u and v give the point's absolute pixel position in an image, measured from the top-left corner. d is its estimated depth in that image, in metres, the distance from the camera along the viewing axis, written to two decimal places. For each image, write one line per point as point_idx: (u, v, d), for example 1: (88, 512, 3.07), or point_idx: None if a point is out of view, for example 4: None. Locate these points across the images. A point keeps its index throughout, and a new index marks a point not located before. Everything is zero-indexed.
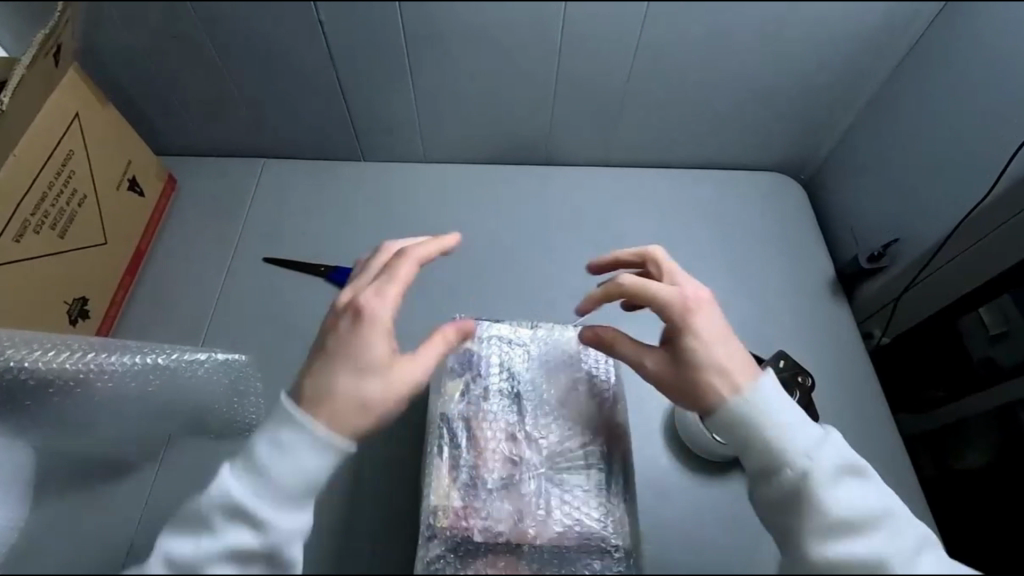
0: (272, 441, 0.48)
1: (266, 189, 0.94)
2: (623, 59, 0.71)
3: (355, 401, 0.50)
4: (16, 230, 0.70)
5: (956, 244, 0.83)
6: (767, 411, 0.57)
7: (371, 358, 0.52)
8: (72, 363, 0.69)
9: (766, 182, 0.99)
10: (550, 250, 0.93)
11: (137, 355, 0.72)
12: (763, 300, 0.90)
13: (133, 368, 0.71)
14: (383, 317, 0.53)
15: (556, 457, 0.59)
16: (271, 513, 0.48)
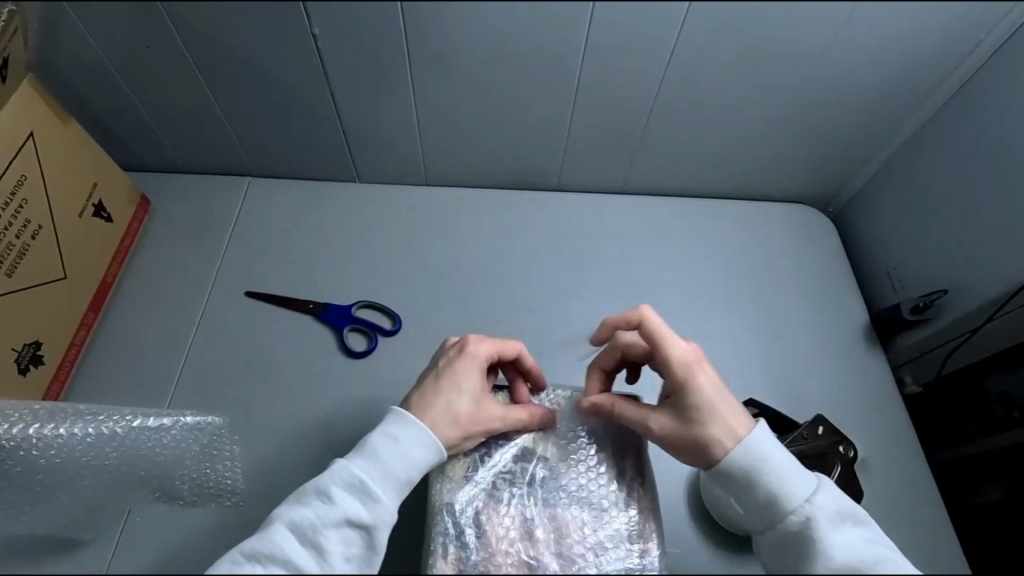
0: (335, 488, 0.49)
1: (250, 213, 0.85)
2: (643, 43, 0.65)
3: (436, 443, 0.52)
4: None
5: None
6: (787, 487, 0.51)
7: (458, 409, 0.54)
8: (14, 435, 0.63)
9: (795, 216, 0.91)
10: (562, 285, 0.85)
11: (91, 425, 0.65)
12: (792, 345, 0.83)
13: (86, 441, 0.64)
14: (479, 371, 0.56)
15: (579, 562, 0.50)
16: (323, 565, 0.46)
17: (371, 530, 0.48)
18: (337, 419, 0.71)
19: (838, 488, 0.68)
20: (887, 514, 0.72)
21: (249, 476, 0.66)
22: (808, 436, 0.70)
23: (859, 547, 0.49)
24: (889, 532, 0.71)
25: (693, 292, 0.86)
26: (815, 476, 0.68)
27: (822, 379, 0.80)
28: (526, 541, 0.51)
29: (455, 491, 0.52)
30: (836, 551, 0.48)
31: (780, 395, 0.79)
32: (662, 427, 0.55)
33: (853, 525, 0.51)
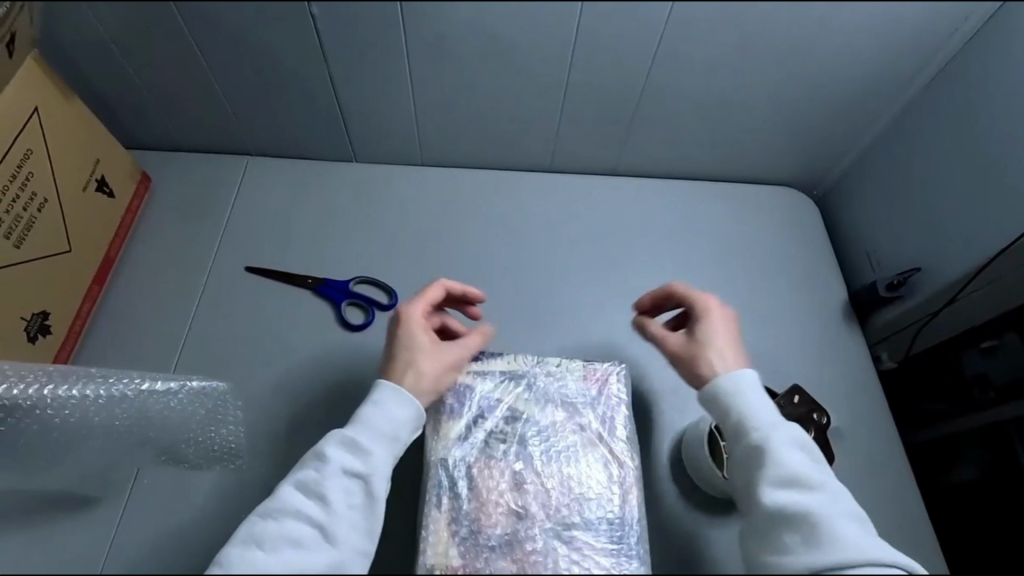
0: (330, 447, 0.52)
1: (249, 191, 0.87)
2: (634, 35, 0.67)
3: (416, 399, 0.53)
4: None
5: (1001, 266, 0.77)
6: (770, 433, 0.58)
7: (419, 366, 0.54)
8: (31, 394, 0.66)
9: (778, 198, 0.94)
10: (554, 263, 0.88)
11: (100, 387, 0.66)
12: (776, 322, 0.86)
13: (96, 404, 0.66)
14: (421, 330, 0.57)
15: (563, 512, 0.50)
16: (327, 513, 0.48)
17: (367, 480, 0.51)
18: (337, 388, 0.73)
19: None
20: (860, 479, 0.76)
21: (254, 440, 0.69)
22: (785, 405, 0.74)
23: (807, 470, 0.57)
24: (862, 496, 0.75)
25: (680, 271, 0.88)
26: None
27: (803, 355, 0.84)
28: (514, 491, 0.50)
29: (447, 448, 0.52)
30: (784, 477, 0.55)
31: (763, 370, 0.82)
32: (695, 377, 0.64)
33: (803, 453, 0.58)
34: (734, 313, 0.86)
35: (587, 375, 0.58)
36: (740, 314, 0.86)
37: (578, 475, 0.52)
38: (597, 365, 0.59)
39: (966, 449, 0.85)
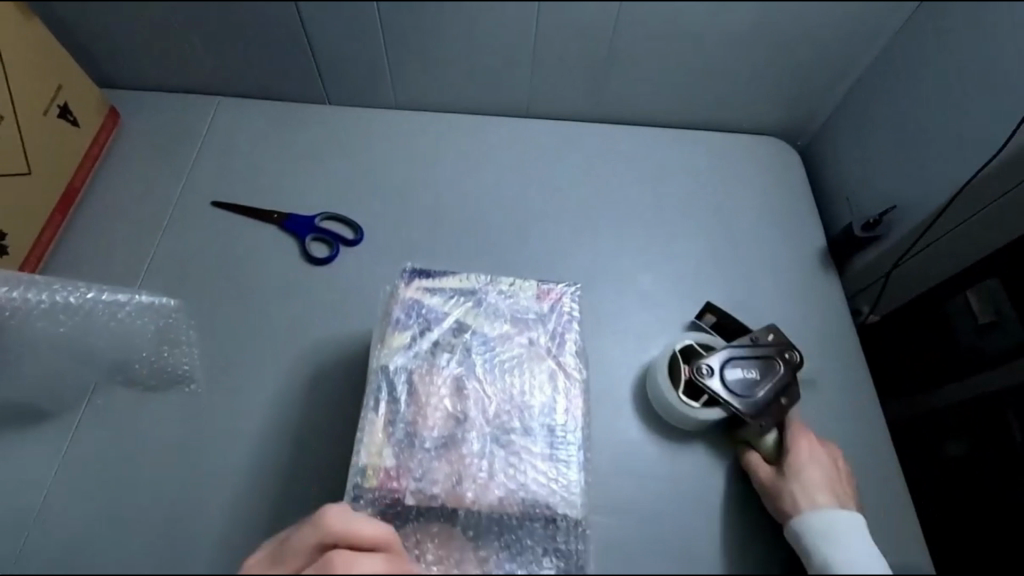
0: None
1: (217, 128, 0.84)
2: None
3: None
4: None
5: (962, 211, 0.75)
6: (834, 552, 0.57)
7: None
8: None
9: (766, 145, 0.91)
10: (532, 200, 0.83)
11: (45, 293, 0.64)
12: (763, 269, 0.82)
13: (40, 307, 0.63)
14: None
15: (502, 416, 0.47)
16: None
17: None
18: (298, 320, 0.70)
19: (777, 388, 0.66)
20: (840, 428, 0.74)
21: (209, 369, 0.67)
22: (757, 340, 0.68)
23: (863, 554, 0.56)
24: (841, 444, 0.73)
25: (661, 216, 0.84)
26: (755, 373, 0.66)
27: (789, 302, 0.80)
28: (455, 398, 0.48)
29: (390, 355, 0.50)
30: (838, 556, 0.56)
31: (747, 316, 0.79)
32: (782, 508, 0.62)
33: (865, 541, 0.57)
34: (721, 257, 0.82)
35: (542, 295, 0.55)
36: (726, 258, 0.82)
37: (518, 383, 0.49)
38: (552, 286, 0.56)
39: (948, 426, 0.87)
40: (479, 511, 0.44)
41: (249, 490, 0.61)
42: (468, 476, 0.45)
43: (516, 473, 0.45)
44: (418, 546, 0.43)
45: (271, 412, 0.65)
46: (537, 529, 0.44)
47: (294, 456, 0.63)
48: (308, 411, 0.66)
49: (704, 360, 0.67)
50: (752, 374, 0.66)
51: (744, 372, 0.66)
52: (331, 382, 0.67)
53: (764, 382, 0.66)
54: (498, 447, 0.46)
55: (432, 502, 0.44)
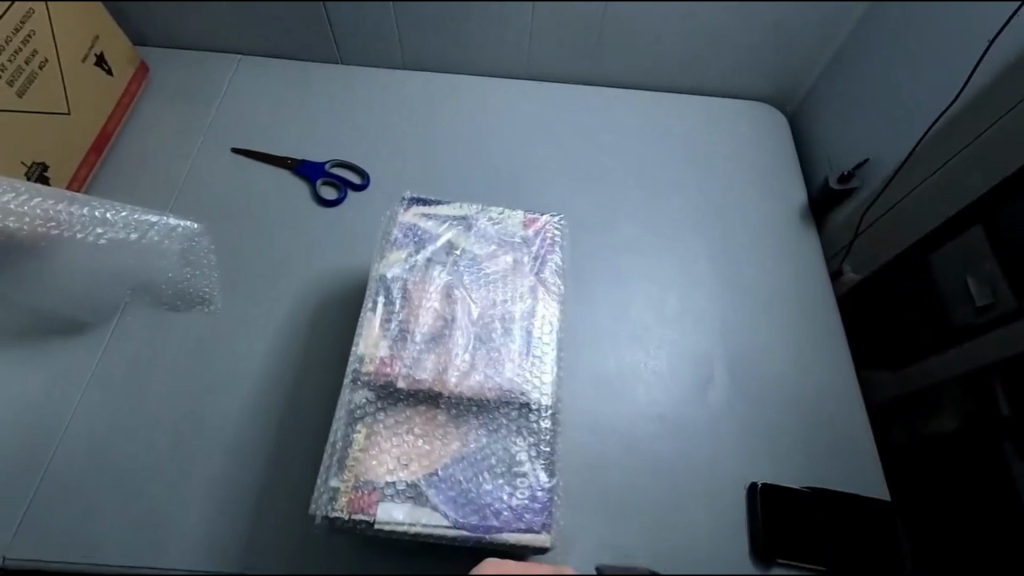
0: None
1: (237, 83, 0.90)
2: None
3: None
4: None
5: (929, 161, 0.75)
6: None
7: None
8: (17, 206, 0.64)
9: (755, 109, 0.95)
10: (530, 154, 0.88)
11: (87, 208, 0.69)
12: (753, 219, 0.85)
13: (85, 221, 0.68)
14: None
15: (486, 319, 0.53)
16: None
17: None
18: (308, 253, 0.76)
19: None
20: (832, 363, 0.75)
21: (228, 291, 0.73)
22: None
23: None
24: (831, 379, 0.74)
25: (653, 170, 0.88)
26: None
27: (779, 248, 0.83)
28: (444, 303, 0.54)
29: (389, 267, 0.56)
30: None
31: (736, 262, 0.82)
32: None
33: None
34: (711, 207, 0.85)
35: (527, 222, 0.61)
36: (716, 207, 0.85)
37: (501, 293, 0.55)
38: (538, 216, 0.61)
39: (946, 402, 0.84)
40: (461, 394, 0.49)
41: (261, 399, 0.67)
42: (454, 366, 0.50)
43: (494, 365, 0.51)
44: (407, 421, 0.48)
45: (281, 332, 0.71)
46: (510, 413, 0.49)
47: (301, 370, 0.68)
48: (313, 333, 0.71)
49: None
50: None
51: None
52: (336, 309, 0.73)
53: None
54: (480, 345, 0.52)
55: (420, 386, 0.50)
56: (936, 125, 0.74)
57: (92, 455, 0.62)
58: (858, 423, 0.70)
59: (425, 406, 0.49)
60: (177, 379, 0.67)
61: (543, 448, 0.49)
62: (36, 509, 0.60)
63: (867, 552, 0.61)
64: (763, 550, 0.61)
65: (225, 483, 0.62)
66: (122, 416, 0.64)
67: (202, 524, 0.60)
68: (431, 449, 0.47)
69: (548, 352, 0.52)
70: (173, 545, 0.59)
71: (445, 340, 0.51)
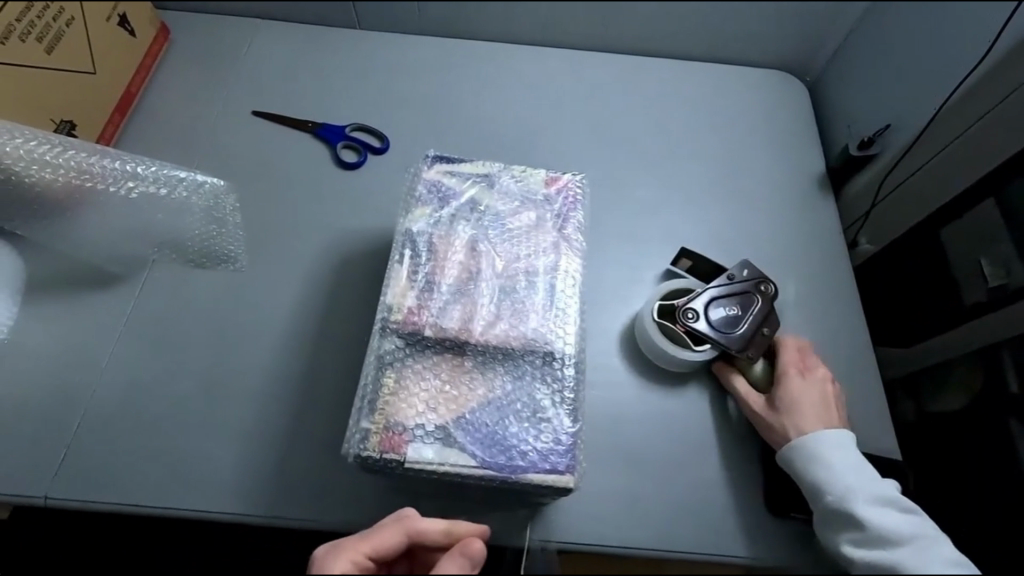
0: None
1: (256, 46, 0.91)
2: None
3: None
4: (3, 31, 0.67)
5: (945, 130, 0.77)
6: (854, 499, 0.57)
7: None
8: (54, 159, 0.66)
9: (774, 77, 0.94)
10: (548, 119, 0.88)
11: (121, 162, 0.70)
12: (770, 187, 0.85)
13: (114, 175, 0.69)
14: None
15: (511, 273, 0.54)
16: None
17: None
18: (330, 214, 0.78)
19: (757, 321, 0.67)
20: (848, 330, 0.75)
21: (252, 250, 0.74)
22: (733, 277, 0.69)
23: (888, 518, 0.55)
24: (846, 345, 0.74)
25: (671, 138, 0.88)
26: (736, 310, 0.67)
27: (796, 216, 0.83)
28: (470, 255, 0.55)
29: (416, 221, 0.57)
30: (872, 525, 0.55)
31: (753, 228, 0.82)
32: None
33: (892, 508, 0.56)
34: (728, 174, 0.85)
35: (549, 181, 0.62)
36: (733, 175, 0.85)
37: (525, 247, 0.56)
38: (559, 175, 0.62)
39: (949, 380, 0.85)
40: (487, 343, 0.51)
41: (287, 354, 0.69)
42: (480, 318, 0.52)
43: (519, 317, 0.52)
44: (434, 367, 0.50)
45: (304, 291, 0.72)
46: (536, 360, 0.51)
47: (325, 328, 0.70)
48: (336, 292, 0.73)
49: (690, 304, 0.68)
50: (732, 312, 0.67)
51: (725, 309, 0.67)
52: (358, 269, 0.74)
53: (747, 316, 0.67)
54: (505, 296, 0.53)
55: (446, 336, 0.51)
56: (964, 86, 0.74)
57: (127, 402, 0.65)
58: (871, 387, 0.71)
59: (452, 352, 0.51)
60: (204, 332, 0.69)
61: (567, 398, 0.50)
62: (75, 452, 0.62)
63: None
64: (777, 505, 0.63)
65: (254, 432, 0.65)
66: (154, 367, 0.67)
67: (233, 469, 0.63)
68: (458, 393, 0.49)
69: (573, 305, 0.53)
70: (206, 489, 0.62)
71: (471, 292, 0.53)
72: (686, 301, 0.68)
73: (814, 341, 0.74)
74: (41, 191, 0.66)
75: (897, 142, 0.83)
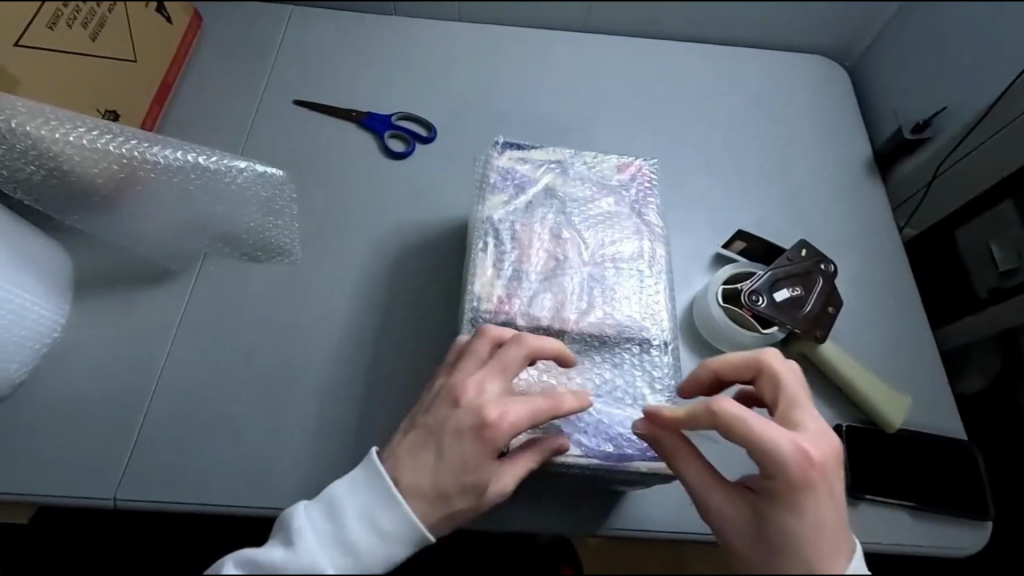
0: None
1: (294, 34, 0.88)
2: None
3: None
4: (49, 18, 0.70)
5: (1004, 113, 0.76)
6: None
7: None
8: (115, 148, 0.65)
9: (818, 62, 0.94)
10: (597, 102, 0.86)
11: (178, 151, 0.68)
12: (821, 170, 0.84)
13: (171, 164, 0.67)
14: None
15: (597, 262, 0.56)
16: None
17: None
18: (381, 205, 0.76)
19: (819, 300, 0.66)
20: (910, 315, 0.75)
21: (306, 243, 0.72)
22: (790, 258, 0.67)
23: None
24: (909, 330, 0.73)
25: (721, 122, 0.86)
26: (799, 292, 0.66)
27: (849, 200, 0.82)
28: (555, 243, 0.56)
29: (495, 210, 0.57)
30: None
31: (809, 213, 0.80)
32: (738, 502, 0.45)
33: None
34: (779, 158, 0.84)
35: (622, 166, 0.61)
36: (784, 159, 0.84)
37: (608, 237, 0.57)
38: (631, 160, 0.62)
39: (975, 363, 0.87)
40: (580, 331, 0.53)
41: (347, 349, 0.67)
42: (575, 309, 0.54)
43: (610, 305, 0.54)
44: None
45: (361, 284, 0.71)
46: (630, 347, 0.54)
47: (385, 322, 0.69)
48: (393, 285, 0.71)
49: (750, 288, 0.65)
50: (795, 293, 0.65)
51: (787, 291, 0.65)
52: (414, 262, 0.72)
53: (810, 298, 0.65)
54: (594, 286, 0.55)
55: (541, 324, 0.53)
56: None
57: (191, 401, 0.63)
58: (935, 371, 0.71)
59: (548, 340, 0.53)
60: (262, 328, 0.67)
61: (667, 386, 0.53)
62: (139, 451, 0.61)
63: (947, 493, 0.63)
64: (853, 487, 0.62)
65: (319, 429, 0.63)
66: (215, 364, 0.65)
67: (303, 467, 0.61)
68: (558, 380, 0.52)
69: (660, 292, 0.56)
70: (274, 488, 0.60)
71: (560, 282, 0.55)
72: (750, 284, 0.65)
73: (877, 326, 0.73)
74: (104, 182, 0.65)
75: (955, 125, 0.82)
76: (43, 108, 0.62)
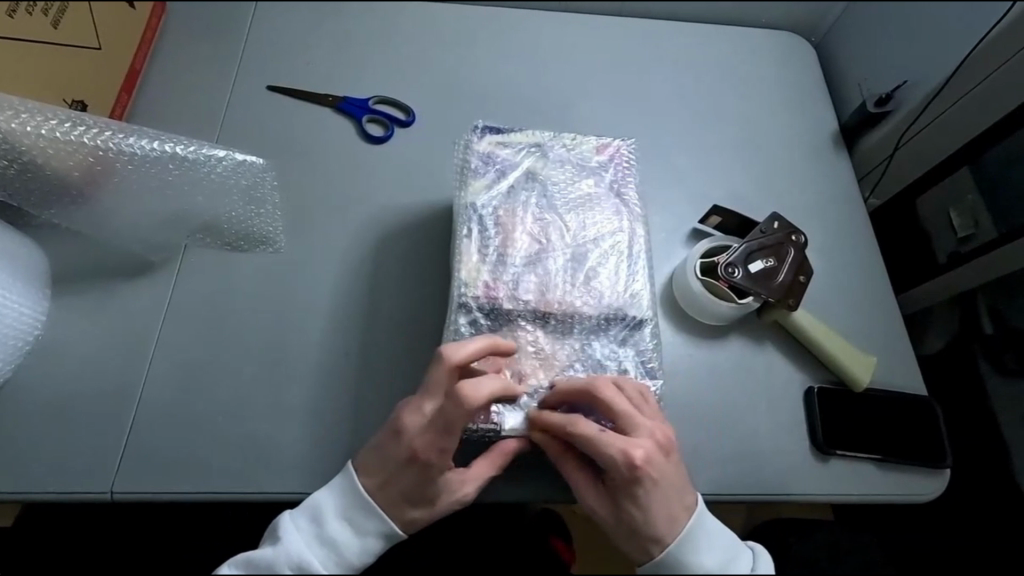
0: None
1: (262, 17, 0.86)
2: None
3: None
4: (7, 5, 0.68)
5: (960, 84, 0.79)
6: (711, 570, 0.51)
7: None
8: (90, 139, 0.65)
9: (786, 38, 0.96)
10: (572, 82, 0.86)
11: (156, 141, 0.68)
12: (792, 144, 0.87)
13: (150, 154, 0.67)
14: None
15: (578, 244, 0.58)
16: None
17: None
18: (363, 191, 0.75)
19: (790, 269, 0.68)
20: (876, 280, 0.78)
21: (288, 231, 0.72)
22: (764, 230, 0.70)
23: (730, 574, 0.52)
24: (876, 295, 0.77)
25: (695, 99, 0.88)
26: (772, 263, 0.68)
27: (818, 172, 0.85)
28: (537, 225, 0.58)
29: (476, 195, 0.58)
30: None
31: (780, 187, 0.83)
32: (596, 500, 0.53)
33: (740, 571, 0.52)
34: (751, 133, 0.86)
35: (600, 147, 0.63)
36: (756, 134, 0.86)
37: (588, 216, 0.59)
38: (609, 140, 0.63)
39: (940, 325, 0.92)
40: (563, 311, 0.55)
41: (336, 334, 0.67)
42: (559, 290, 0.56)
43: (592, 284, 0.57)
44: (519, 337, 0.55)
45: (347, 270, 0.71)
46: (614, 325, 0.56)
47: (373, 307, 0.69)
48: (379, 270, 0.71)
49: (726, 262, 0.68)
50: (769, 265, 0.68)
51: (761, 263, 0.68)
52: (399, 245, 0.73)
53: (782, 268, 0.68)
54: (576, 265, 0.57)
55: (526, 305, 0.55)
56: (992, 34, 0.74)
57: (180, 393, 0.63)
58: (899, 334, 0.75)
59: (534, 321, 0.55)
60: (248, 318, 0.67)
61: (647, 361, 0.56)
62: (130, 444, 0.61)
63: (909, 444, 0.68)
64: (823, 444, 0.66)
65: (312, 414, 0.63)
66: (203, 356, 0.65)
67: (298, 451, 0.62)
68: (545, 361, 0.55)
69: (639, 269, 0.58)
70: (272, 474, 0.61)
71: (544, 265, 0.57)
72: (726, 257, 0.68)
73: (845, 293, 0.77)
74: (80, 175, 0.65)
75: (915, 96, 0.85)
76: (14, 100, 0.62)
